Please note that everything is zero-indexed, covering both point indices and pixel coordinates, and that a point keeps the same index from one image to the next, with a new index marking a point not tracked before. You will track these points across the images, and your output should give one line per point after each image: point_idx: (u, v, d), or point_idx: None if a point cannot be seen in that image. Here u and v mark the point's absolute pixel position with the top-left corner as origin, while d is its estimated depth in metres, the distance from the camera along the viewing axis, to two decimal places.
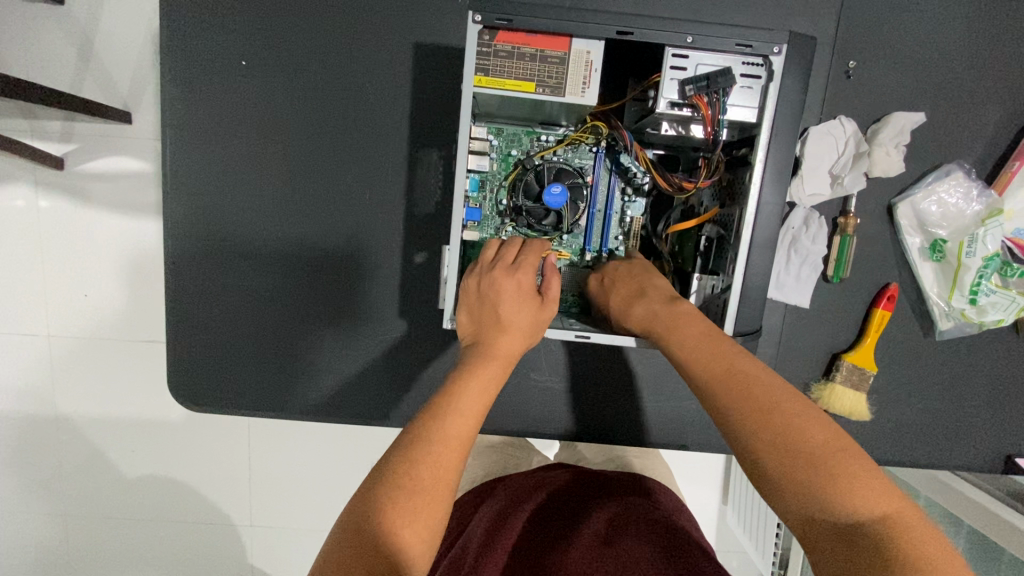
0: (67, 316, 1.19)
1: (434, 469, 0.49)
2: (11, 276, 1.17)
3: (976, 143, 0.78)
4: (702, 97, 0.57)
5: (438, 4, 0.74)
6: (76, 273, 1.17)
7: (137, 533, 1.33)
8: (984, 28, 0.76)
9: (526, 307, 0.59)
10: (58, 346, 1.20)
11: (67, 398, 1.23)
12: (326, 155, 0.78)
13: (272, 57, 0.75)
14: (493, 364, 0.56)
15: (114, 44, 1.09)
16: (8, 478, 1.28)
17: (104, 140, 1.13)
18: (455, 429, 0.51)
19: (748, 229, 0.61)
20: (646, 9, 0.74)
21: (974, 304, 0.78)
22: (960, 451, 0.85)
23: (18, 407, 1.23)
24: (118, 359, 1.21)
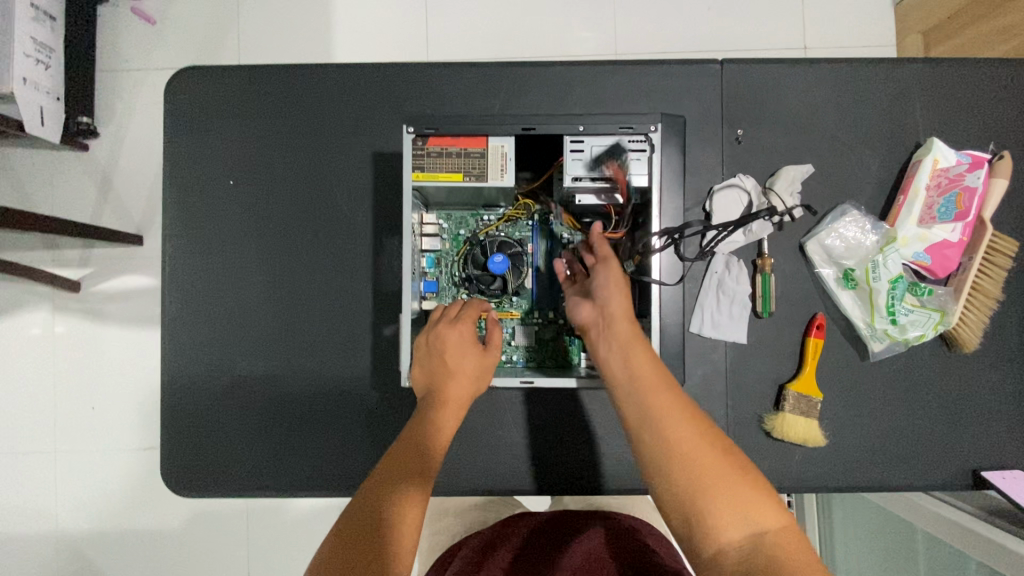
0: (113, 380, 1.69)
1: (403, 506, 0.61)
2: (107, 361, 1.70)
3: (864, 185, 0.90)
4: (616, 168, 0.71)
5: (389, 120, 0.90)
6: (147, 355, 1.70)
7: (178, 560, 1.68)
8: (848, 93, 0.90)
9: (470, 354, 0.70)
10: (117, 403, 1.69)
11: (124, 443, 1.68)
12: (300, 248, 0.90)
13: (253, 175, 0.90)
14: (449, 410, 0.69)
15: (129, 190, 1.72)
16: (87, 519, 1.68)
17: (130, 260, 1.71)
18: (416, 468, 0.65)
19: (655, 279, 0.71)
20: (561, 107, 0.89)
21: (896, 324, 0.84)
22: (924, 469, 0.87)
23: (98, 458, 1.68)
24: (117, 411, 1.69)
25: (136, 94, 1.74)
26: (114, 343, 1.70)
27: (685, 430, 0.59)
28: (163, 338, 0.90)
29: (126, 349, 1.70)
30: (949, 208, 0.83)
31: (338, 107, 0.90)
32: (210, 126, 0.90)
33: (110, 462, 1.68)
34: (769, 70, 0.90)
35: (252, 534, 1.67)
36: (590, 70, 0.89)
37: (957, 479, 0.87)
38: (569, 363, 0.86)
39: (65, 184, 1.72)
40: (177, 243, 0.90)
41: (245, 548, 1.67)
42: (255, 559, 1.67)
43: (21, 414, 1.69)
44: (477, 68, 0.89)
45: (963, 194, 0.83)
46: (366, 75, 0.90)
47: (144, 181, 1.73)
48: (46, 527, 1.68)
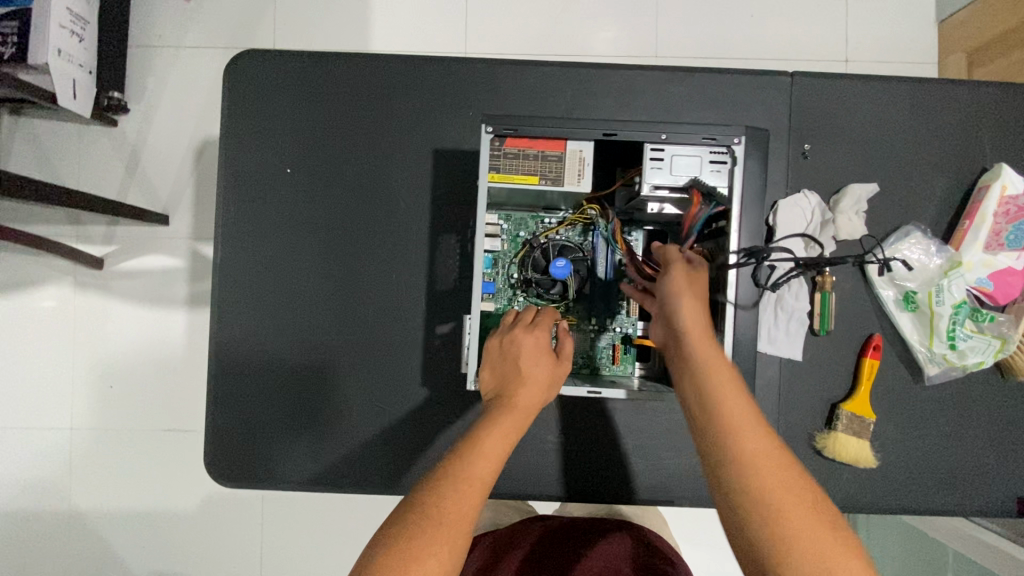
0: (133, 360, 1.68)
1: (457, 503, 0.59)
2: (128, 341, 1.68)
3: (929, 207, 0.88)
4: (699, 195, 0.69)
5: (452, 116, 0.88)
6: (168, 336, 1.68)
7: (191, 543, 1.67)
8: (918, 114, 0.89)
9: (543, 361, 0.69)
10: (136, 384, 1.67)
11: (142, 424, 1.67)
12: (355, 241, 0.88)
13: (310, 164, 0.88)
14: (516, 415, 0.66)
15: (157, 169, 1.70)
16: (101, 497, 1.67)
17: (156, 240, 1.69)
18: (476, 473, 0.61)
19: (733, 299, 0.69)
20: (628, 112, 0.87)
21: (955, 349, 0.84)
22: (972, 496, 0.87)
23: (115, 437, 1.67)
24: (135, 392, 1.67)
25: (167, 71, 1.71)
26: (135, 322, 1.68)
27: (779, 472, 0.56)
28: (213, 326, 0.89)
29: (147, 329, 1.69)
30: (1019, 235, 0.83)
31: (400, 100, 0.88)
32: (268, 112, 0.89)
33: (126, 442, 1.67)
34: (839, 86, 0.89)
35: (266, 521, 1.66)
36: (658, 75, 0.87)
37: (1002, 506, 0.87)
38: (623, 372, 0.86)
39: (93, 159, 1.70)
40: (230, 230, 0.89)
41: (259, 534, 1.66)
42: (268, 546, 1.66)
43: (38, 389, 1.67)
44: (543, 68, 0.87)
45: None
46: (430, 68, 0.88)
47: (172, 160, 1.70)
48: (59, 504, 1.67)
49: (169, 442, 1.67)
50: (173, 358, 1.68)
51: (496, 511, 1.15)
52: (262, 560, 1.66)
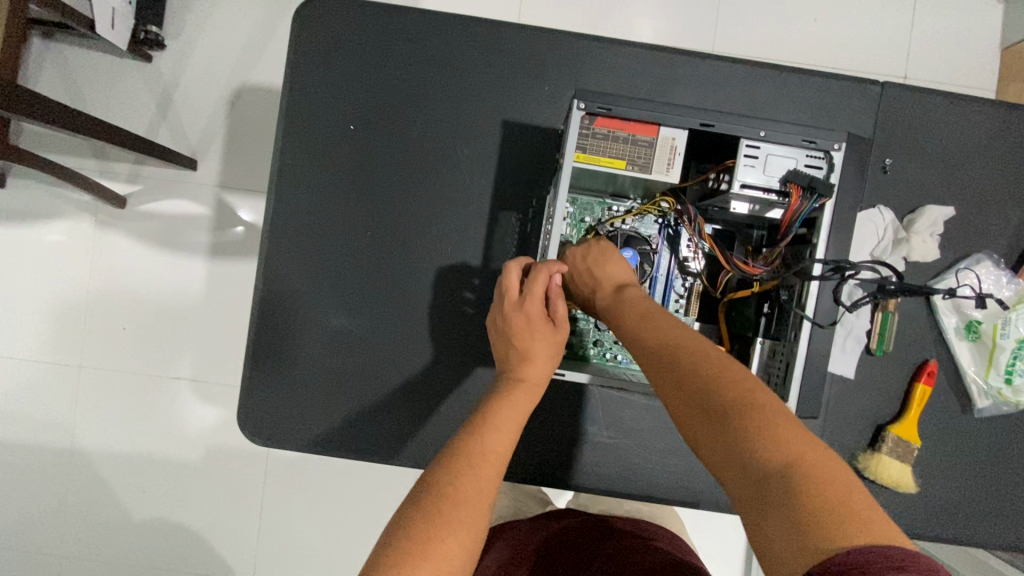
0: (147, 303, 1.65)
1: (473, 480, 0.57)
2: (144, 283, 1.65)
3: (1002, 236, 0.86)
4: (798, 187, 0.66)
5: (526, 88, 0.85)
6: (184, 283, 1.65)
7: (190, 491, 1.67)
8: (1003, 139, 0.86)
9: (541, 337, 0.67)
10: (147, 327, 1.65)
11: (151, 368, 1.65)
12: (412, 207, 0.86)
13: (375, 123, 0.85)
14: (525, 390, 0.65)
15: (190, 111, 1.65)
16: (104, 436, 1.65)
17: (182, 184, 1.65)
18: (492, 447, 0.60)
19: (810, 315, 0.67)
20: (709, 104, 0.84)
21: (1011, 383, 0.83)
22: (1004, 532, 0.87)
23: (124, 378, 1.65)
24: (147, 336, 1.65)
25: (210, 9, 1.65)
26: (152, 265, 1.65)
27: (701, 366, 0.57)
28: (257, 278, 0.86)
29: (163, 273, 1.65)
30: None
31: (474, 65, 0.85)
32: (336, 63, 0.85)
33: (133, 385, 1.65)
34: (927, 101, 0.86)
35: (268, 479, 1.66)
36: (744, 69, 0.84)
37: None
38: None
39: (123, 92, 1.64)
40: (284, 182, 0.85)
41: (260, 491, 1.66)
42: (269, 504, 1.66)
43: (47, 322, 1.64)
44: (626, 49, 0.84)
45: None
46: (509, 35, 0.84)
47: (206, 103, 1.65)
48: (61, 440, 1.65)
49: (178, 390, 1.65)
50: (188, 305, 1.65)
51: (517, 499, 1.14)
52: (261, 517, 1.66)
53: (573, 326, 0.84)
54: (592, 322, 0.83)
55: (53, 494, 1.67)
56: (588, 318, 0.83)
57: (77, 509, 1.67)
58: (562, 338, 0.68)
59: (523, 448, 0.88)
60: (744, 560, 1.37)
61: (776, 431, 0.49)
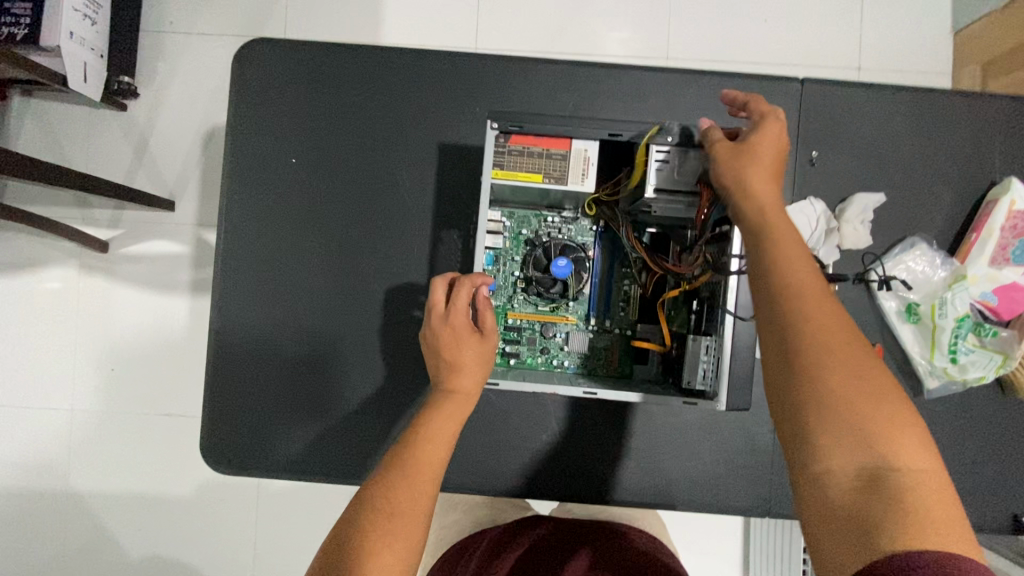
0: (134, 344, 1.69)
1: (408, 491, 0.60)
2: (130, 325, 1.69)
3: (936, 217, 0.87)
4: (710, 185, 0.69)
5: (458, 111, 0.88)
6: (169, 322, 1.69)
7: (185, 529, 1.68)
8: (927, 124, 0.88)
9: (468, 346, 0.70)
10: (134, 368, 1.69)
11: (140, 409, 1.68)
12: (356, 232, 0.89)
13: (316, 156, 0.89)
14: (456, 401, 0.68)
15: (165, 156, 1.70)
16: (99, 479, 1.68)
17: (162, 227, 1.70)
18: (425, 458, 0.63)
19: (732, 308, 0.69)
20: (635, 113, 0.87)
21: (956, 362, 0.84)
22: (969, 512, 0.86)
23: (115, 421, 1.68)
24: (134, 378, 1.68)
25: (179, 58, 1.72)
26: (137, 307, 1.69)
27: (848, 337, 0.50)
28: (212, 313, 0.89)
29: (147, 315, 1.69)
30: None
31: (407, 94, 0.88)
32: (276, 101, 0.89)
33: (125, 426, 1.68)
34: (848, 93, 0.88)
35: (261, 511, 1.67)
36: (666, 77, 0.87)
37: (997, 522, 0.87)
38: (621, 373, 0.86)
39: (101, 143, 1.70)
40: (234, 219, 0.89)
41: (254, 523, 1.67)
42: (263, 536, 1.67)
43: (38, 371, 1.68)
44: (551, 66, 0.87)
45: None
46: (438, 62, 0.88)
47: (180, 146, 1.71)
48: (58, 484, 1.68)
49: (169, 427, 1.68)
50: (175, 343, 1.69)
51: (496, 505, 1.14)
52: (255, 550, 1.67)
53: (519, 337, 0.85)
54: (539, 331, 0.85)
55: (52, 541, 1.69)
56: (534, 328, 0.85)
57: (76, 553, 1.69)
58: (489, 347, 0.70)
59: (481, 462, 0.88)
60: (740, 560, 1.37)
61: (895, 432, 0.47)
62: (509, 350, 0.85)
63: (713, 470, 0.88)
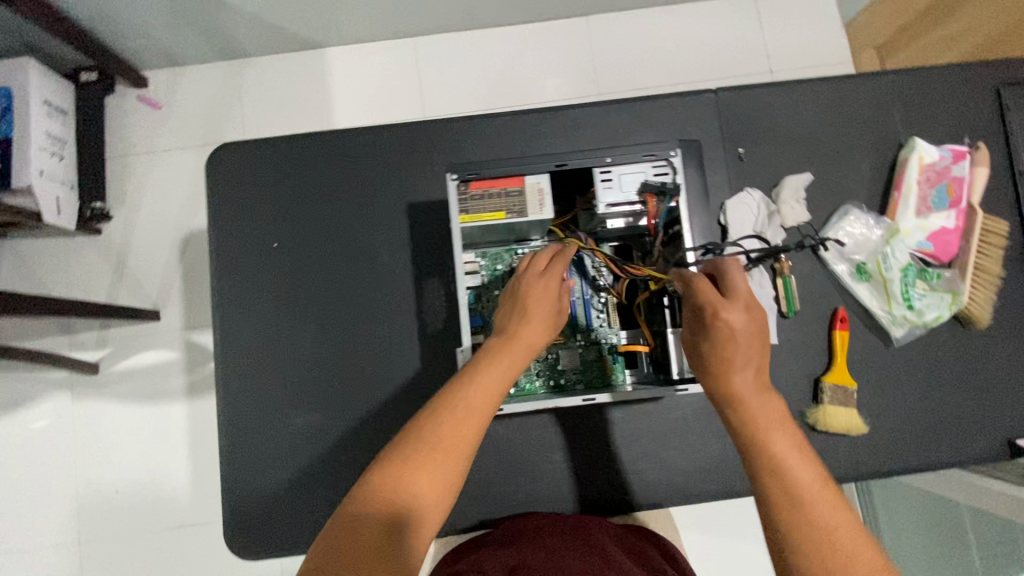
0: (133, 458, 1.67)
1: (426, 479, 0.58)
2: (127, 441, 1.68)
3: (861, 184, 0.97)
4: (651, 194, 0.77)
5: (418, 172, 0.96)
6: (167, 430, 1.68)
7: None
8: (833, 106, 1.00)
9: (543, 301, 0.73)
10: (137, 484, 1.66)
11: (147, 524, 1.64)
12: (344, 298, 0.94)
13: (294, 238, 0.95)
14: (516, 350, 0.70)
15: (144, 269, 1.76)
16: None
17: (148, 338, 1.73)
18: (472, 402, 0.64)
19: None
20: (577, 145, 0.96)
21: (913, 308, 0.91)
22: (964, 444, 0.91)
23: (123, 542, 1.63)
24: (139, 493, 1.66)
25: (146, 176, 1.81)
26: (133, 421, 1.69)
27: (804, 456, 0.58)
28: (217, 403, 0.92)
29: (143, 426, 1.69)
30: (941, 197, 0.92)
31: (369, 166, 0.96)
32: (252, 195, 0.96)
33: (135, 546, 1.63)
34: (758, 93, 0.99)
35: None
36: (597, 109, 0.97)
37: (992, 448, 0.91)
38: (616, 381, 0.91)
39: (78, 269, 1.75)
40: (226, 310, 0.94)
41: None
42: None
43: (38, 508, 1.64)
44: (494, 119, 0.97)
45: (953, 184, 0.92)
46: (393, 133, 0.97)
47: (158, 257, 1.76)
48: None
49: (182, 538, 1.63)
50: (176, 450, 1.67)
51: None
52: None
53: None
54: (531, 356, 0.90)
55: None
56: None
57: None
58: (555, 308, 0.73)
59: (502, 493, 0.91)
60: None
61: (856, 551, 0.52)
62: None
63: (721, 456, 0.91)
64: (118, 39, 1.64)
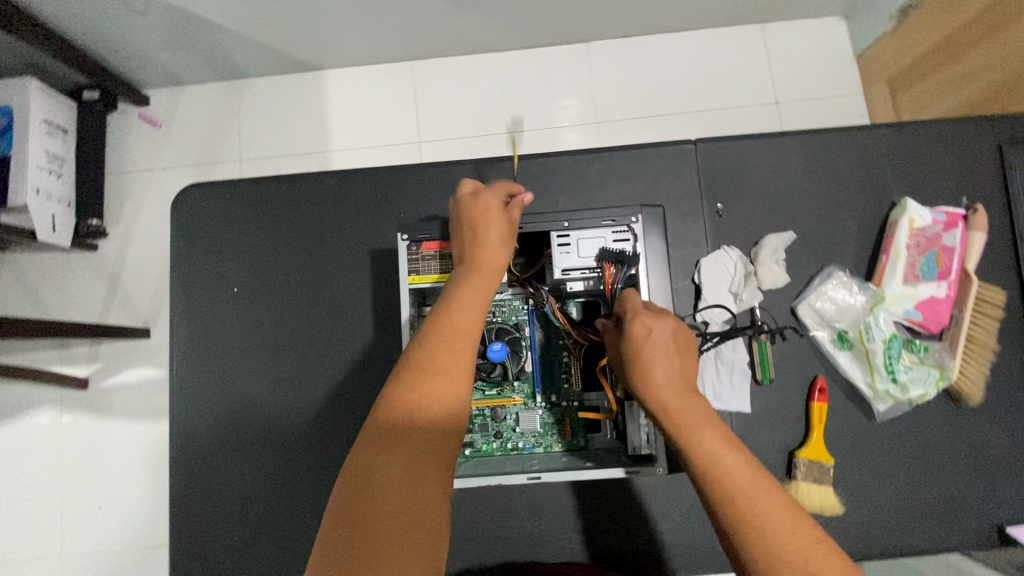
0: (116, 474, 1.68)
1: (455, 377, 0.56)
2: (112, 456, 1.69)
3: (847, 245, 0.92)
4: (609, 262, 0.76)
5: (384, 219, 0.94)
6: (152, 447, 1.69)
7: None
8: (820, 160, 0.95)
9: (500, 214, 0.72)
10: (119, 500, 1.67)
11: (128, 540, 1.64)
12: (303, 345, 0.92)
13: (255, 281, 0.94)
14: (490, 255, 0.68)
15: (136, 285, 1.77)
16: None
17: (137, 354, 1.74)
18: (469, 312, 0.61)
19: None
20: (547, 196, 0.93)
21: (897, 382, 0.85)
22: (950, 529, 0.85)
23: (103, 558, 1.64)
24: (121, 509, 1.66)
25: (143, 194, 1.82)
26: (118, 437, 1.70)
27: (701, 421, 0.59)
28: (170, 448, 0.91)
29: (127, 443, 1.70)
30: (931, 266, 0.86)
31: (335, 211, 0.95)
32: (217, 237, 0.95)
33: (114, 563, 1.63)
34: (741, 144, 0.95)
35: None
36: (569, 159, 0.94)
37: (980, 534, 0.85)
38: (577, 446, 0.87)
39: (73, 284, 1.77)
40: (185, 352, 0.93)
41: None
42: None
43: (20, 521, 1.65)
44: (464, 166, 0.94)
45: (942, 253, 0.86)
46: (360, 178, 0.95)
47: (151, 274, 1.78)
48: None
49: (160, 558, 1.64)
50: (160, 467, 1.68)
51: None
52: None
53: (471, 424, 0.86)
54: (490, 416, 0.86)
55: None
56: (484, 413, 0.86)
57: None
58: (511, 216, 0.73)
59: (456, 550, 0.90)
60: None
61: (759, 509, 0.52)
62: (463, 440, 0.87)
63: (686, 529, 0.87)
64: (119, 60, 1.66)
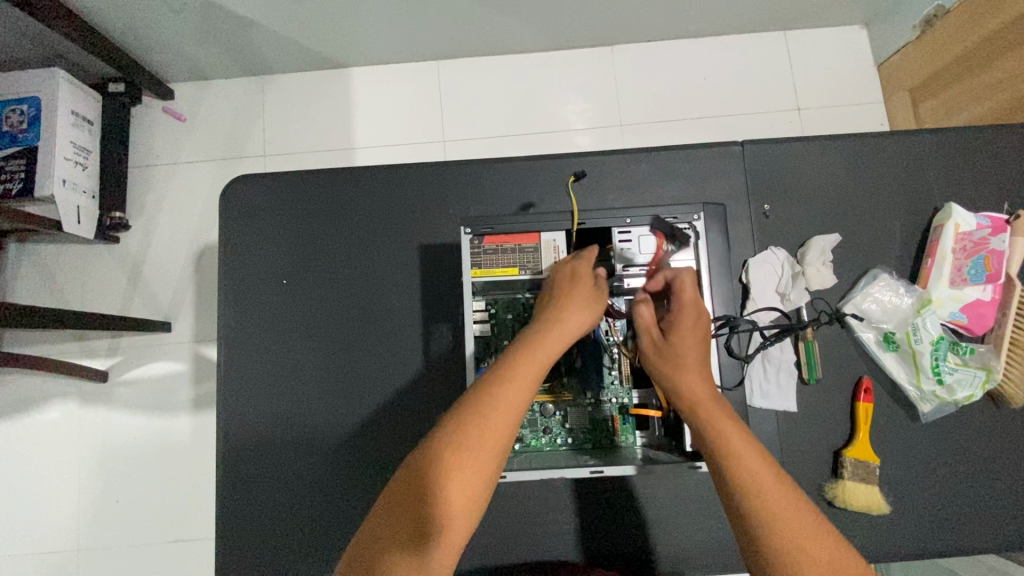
0: (135, 468, 1.67)
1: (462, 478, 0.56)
2: (130, 450, 1.68)
3: (891, 248, 0.93)
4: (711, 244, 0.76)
5: (434, 214, 0.94)
6: (171, 441, 1.68)
7: None
8: (865, 165, 0.96)
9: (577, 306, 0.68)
10: (137, 494, 1.65)
11: (145, 535, 1.63)
12: (352, 338, 0.92)
13: (304, 274, 0.94)
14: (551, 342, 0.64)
15: (157, 279, 1.76)
16: None
17: (157, 348, 1.73)
18: (505, 403, 0.59)
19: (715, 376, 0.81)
20: (596, 194, 0.94)
21: (943, 384, 0.85)
22: (993, 531, 0.86)
23: (120, 552, 1.62)
24: (138, 504, 1.65)
25: (166, 187, 1.82)
26: (136, 431, 1.69)
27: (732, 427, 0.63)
28: (216, 439, 0.91)
29: (146, 436, 1.68)
30: (978, 269, 0.87)
31: (384, 205, 0.95)
32: (266, 228, 0.95)
33: (129, 557, 1.62)
34: (787, 147, 0.96)
35: None
36: (618, 159, 0.95)
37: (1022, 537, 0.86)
38: (626, 443, 0.87)
39: (95, 276, 1.76)
40: (233, 344, 0.93)
41: None
42: None
43: (35, 514, 1.63)
44: (513, 163, 0.95)
45: (991, 256, 0.86)
46: (409, 173, 0.95)
47: (172, 267, 1.77)
48: None
49: (176, 553, 1.62)
50: (179, 461, 1.67)
51: None
52: None
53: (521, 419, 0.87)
54: (538, 411, 0.87)
55: None
56: (534, 409, 0.87)
57: None
58: (589, 307, 0.68)
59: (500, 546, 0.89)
60: None
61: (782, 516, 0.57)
62: None
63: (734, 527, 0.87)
64: (148, 53, 1.66)
